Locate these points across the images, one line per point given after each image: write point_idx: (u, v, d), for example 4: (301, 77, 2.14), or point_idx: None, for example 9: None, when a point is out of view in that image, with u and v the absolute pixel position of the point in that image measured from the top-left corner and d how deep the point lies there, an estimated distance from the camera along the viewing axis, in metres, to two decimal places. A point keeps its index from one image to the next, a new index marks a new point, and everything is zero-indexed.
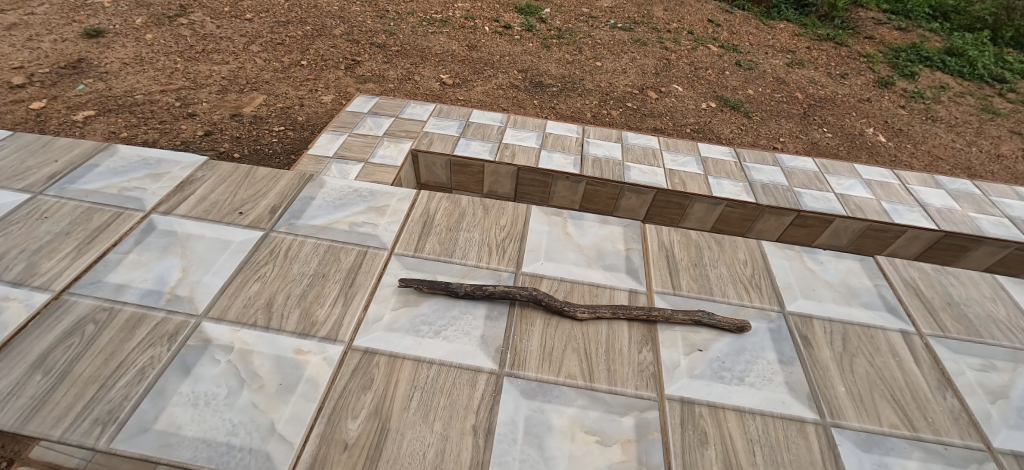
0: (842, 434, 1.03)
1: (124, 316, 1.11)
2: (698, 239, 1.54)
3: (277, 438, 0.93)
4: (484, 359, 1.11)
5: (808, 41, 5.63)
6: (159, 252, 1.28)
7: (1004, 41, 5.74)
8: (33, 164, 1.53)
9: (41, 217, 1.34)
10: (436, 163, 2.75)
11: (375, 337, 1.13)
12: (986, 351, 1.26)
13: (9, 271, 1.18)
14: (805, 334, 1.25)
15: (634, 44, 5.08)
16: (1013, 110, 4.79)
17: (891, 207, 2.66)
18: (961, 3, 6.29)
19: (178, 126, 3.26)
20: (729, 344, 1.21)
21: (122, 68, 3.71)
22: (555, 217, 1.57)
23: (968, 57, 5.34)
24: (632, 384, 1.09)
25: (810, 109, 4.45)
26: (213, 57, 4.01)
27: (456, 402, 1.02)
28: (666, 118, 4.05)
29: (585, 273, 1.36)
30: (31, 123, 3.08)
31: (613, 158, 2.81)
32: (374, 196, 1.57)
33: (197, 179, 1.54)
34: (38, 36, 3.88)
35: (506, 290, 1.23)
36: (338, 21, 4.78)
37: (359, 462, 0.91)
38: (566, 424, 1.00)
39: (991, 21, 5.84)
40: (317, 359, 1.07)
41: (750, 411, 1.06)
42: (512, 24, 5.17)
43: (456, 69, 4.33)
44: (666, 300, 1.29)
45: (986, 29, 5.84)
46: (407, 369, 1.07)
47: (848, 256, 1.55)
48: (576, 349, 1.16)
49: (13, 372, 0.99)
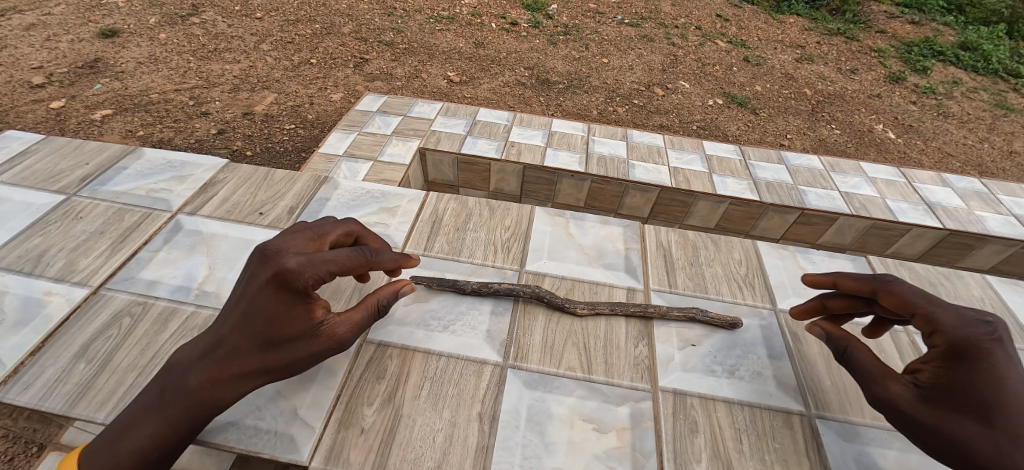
0: (826, 425, 1.10)
1: (157, 310, 1.21)
2: (695, 238, 1.60)
3: (300, 422, 1.01)
4: (489, 352, 1.18)
5: (817, 36, 5.62)
6: (185, 251, 1.37)
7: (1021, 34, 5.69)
8: (65, 166, 1.63)
9: (75, 217, 1.44)
10: (444, 161, 2.83)
11: (388, 331, 1.21)
12: None
13: (50, 268, 1.29)
14: (795, 330, 1.31)
15: (641, 40, 5.10)
16: None
17: (895, 205, 2.70)
18: None
19: (193, 124, 3.36)
20: (722, 340, 1.27)
21: (137, 68, 3.82)
22: (558, 218, 1.64)
23: (981, 52, 5.31)
24: (628, 376, 1.16)
25: (818, 106, 4.46)
26: (225, 56, 4.11)
27: (463, 391, 1.10)
28: (672, 115, 4.09)
29: (586, 271, 1.43)
30: (50, 123, 3.20)
31: (618, 156, 2.86)
32: (386, 197, 1.66)
33: (219, 181, 1.63)
34: (56, 37, 4.01)
35: (510, 288, 1.31)
36: (346, 19, 4.86)
37: (375, 446, 0.99)
38: (566, 413, 1.08)
39: (1007, 14, 5.79)
40: (335, 351, 1.15)
41: (739, 402, 1.13)
42: (519, 20, 5.21)
43: (463, 66, 4.39)
44: (663, 298, 1.36)
45: (1001, 22, 5.80)
46: (418, 361, 1.15)
47: (841, 255, 1.60)
48: (576, 344, 1.23)
49: (59, 360, 1.09)
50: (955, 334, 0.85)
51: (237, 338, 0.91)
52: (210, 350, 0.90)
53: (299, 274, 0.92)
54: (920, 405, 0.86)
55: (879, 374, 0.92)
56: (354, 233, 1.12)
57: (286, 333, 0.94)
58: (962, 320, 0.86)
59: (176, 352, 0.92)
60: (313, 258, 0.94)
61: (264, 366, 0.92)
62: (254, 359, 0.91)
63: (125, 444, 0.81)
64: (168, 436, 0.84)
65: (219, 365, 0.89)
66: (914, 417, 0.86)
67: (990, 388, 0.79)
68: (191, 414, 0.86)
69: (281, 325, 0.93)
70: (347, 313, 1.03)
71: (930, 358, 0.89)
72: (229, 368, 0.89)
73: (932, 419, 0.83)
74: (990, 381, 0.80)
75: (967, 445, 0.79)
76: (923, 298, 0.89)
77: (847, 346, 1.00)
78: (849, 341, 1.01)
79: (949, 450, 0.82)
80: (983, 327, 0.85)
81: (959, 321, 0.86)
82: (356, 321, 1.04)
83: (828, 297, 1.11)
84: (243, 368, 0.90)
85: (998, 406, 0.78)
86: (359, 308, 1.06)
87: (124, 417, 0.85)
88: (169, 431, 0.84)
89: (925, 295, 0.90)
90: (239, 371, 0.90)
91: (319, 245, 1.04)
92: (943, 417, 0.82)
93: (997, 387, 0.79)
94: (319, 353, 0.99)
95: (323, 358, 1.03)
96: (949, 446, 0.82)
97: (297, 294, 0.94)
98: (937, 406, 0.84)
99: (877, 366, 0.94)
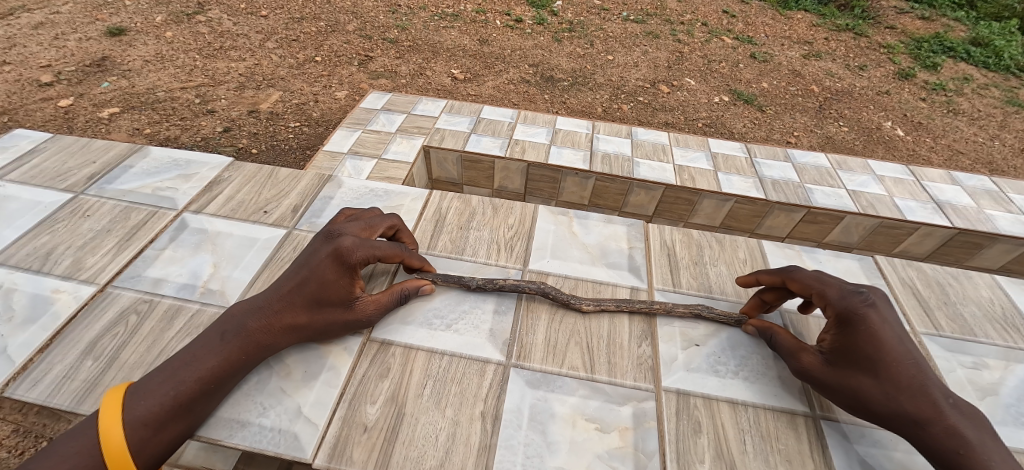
0: (831, 426, 1.09)
1: (163, 307, 1.22)
2: (699, 238, 1.59)
3: (304, 420, 1.02)
4: (492, 351, 1.19)
5: (826, 31, 5.56)
6: (191, 249, 1.37)
7: None
8: (73, 165, 1.64)
9: (83, 216, 1.45)
10: (448, 159, 2.83)
11: (391, 329, 1.21)
12: (979, 349, 1.30)
13: (59, 266, 1.30)
14: (800, 330, 1.30)
15: (646, 37, 5.07)
16: None
17: (904, 204, 2.67)
18: None
19: (199, 122, 3.38)
20: (726, 339, 1.26)
21: (144, 66, 3.84)
22: (561, 217, 1.64)
23: (993, 48, 5.24)
24: (631, 376, 1.16)
25: (826, 103, 4.41)
26: (230, 54, 4.13)
27: (465, 390, 1.10)
28: (678, 112, 4.06)
29: (589, 271, 1.42)
30: (59, 121, 3.23)
31: (623, 154, 2.85)
32: (389, 196, 1.66)
33: (224, 179, 1.63)
34: (64, 35, 4.04)
35: (515, 284, 1.31)
36: (351, 17, 4.87)
37: (377, 444, 1.00)
38: (568, 412, 1.08)
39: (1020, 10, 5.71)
40: (338, 349, 1.15)
41: (742, 403, 1.12)
42: (524, 17, 5.19)
43: (467, 64, 4.38)
44: (666, 298, 1.36)
45: (1014, 18, 5.72)
46: (421, 360, 1.15)
47: (846, 255, 1.58)
48: (579, 343, 1.23)
49: (67, 357, 1.11)
50: (838, 303, 1.05)
51: (291, 297, 1.08)
52: (267, 306, 1.07)
53: (352, 258, 1.11)
54: (827, 369, 1.03)
55: (794, 349, 1.11)
56: (396, 227, 1.30)
57: (329, 303, 1.10)
58: (843, 293, 1.07)
59: (237, 305, 1.09)
60: (365, 250, 1.12)
61: (307, 326, 1.09)
62: (302, 316, 1.09)
63: (190, 372, 0.97)
64: (223, 371, 1.00)
65: (274, 318, 1.07)
66: (823, 378, 1.04)
67: (870, 345, 0.98)
68: (243, 354, 1.03)
69: (328, 295, 1.10)
70: (379, 299, 1.18)
71: (830, 327, 1.08)
72: (281, 322, 1.07)
73: (833, 376, 1.02)
74: (869, 339, 0.98)
75: (862, 396, 0.97)
76: (812, 279, 1.10)
77: (771, 331, 1.19)
78: (774, 328, 1.19)
79: (856, 403, 0.99)
80: (861, 296, 1.04)
81: (840, 294, 1.06)
82: (384, 306, 1.18)
83: (763, 291, 1.24)
84: (292, 323, 1.08)
85: (880, 361, 0.96)
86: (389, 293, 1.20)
87: (185, 352, 1.00)
88: (223, 368, 1.00)
89: (815, 276, 1.11)
90: (289, 324, 1.07)
91: (372, 234, 1.22)
92: (843, 376, 1.01)
93: (877, 342, 0.98)
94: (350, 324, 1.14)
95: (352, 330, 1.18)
96: (849, 399, 1.00)
97: (342, 272, 1.10)
98: (838, 368, 1.02)
99: (794, 343, 1.12)
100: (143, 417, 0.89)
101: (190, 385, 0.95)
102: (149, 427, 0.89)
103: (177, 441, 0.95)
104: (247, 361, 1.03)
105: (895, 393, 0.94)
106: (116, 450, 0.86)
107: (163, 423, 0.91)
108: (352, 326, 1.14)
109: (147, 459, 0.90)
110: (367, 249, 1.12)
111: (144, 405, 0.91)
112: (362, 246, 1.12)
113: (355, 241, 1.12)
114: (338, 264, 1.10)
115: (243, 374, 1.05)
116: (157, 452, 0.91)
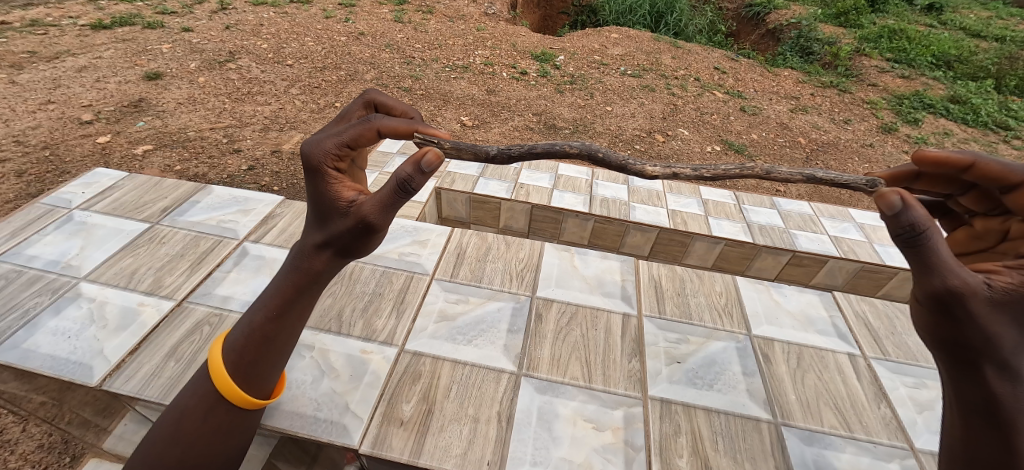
0: (790, 431, 1.30)
1: (231, 320, 1.45)
2: (682, 273, 1.85)
3: (351, 414, 1.24)
4: (506, 362, 1.41)
5: (812, 88, 6.06)
6: (253, 272, 1.63)
7: (1009, 89, 6.15)
8: (147, 199, 1.93)
9: (159, 242, 1.72)
10: (457, 199, 3.09)
11: (421, 343, 1.44)
12: (920, 372, 1.52)
13: (142, 283, 1.55)
14: (765, 352, 1.53)
15: (642, 90, 5.54)
16: (1018, 156, 5.04)
17: (882, 249, 2.94)
18: (963, 54, 6.80)
19: (225, 161, 3.70)
20: (703, 358, 1.49)
21: (177, 108, 4.23)
22: (564, 253, 1.90)
23: (971, 105, 5.70)
24: (622, 386, 1.38)
25: (812, 154, 4.79)
26: (257, 99, 4.54)
27: (484, 394, 1.32)
28: (672, 160, 4.41)
29: (589, 298, 1.67)
30: (96, 156, 3.55)
31: (620, 199, 3.15)
32: (417, 231, 1.93)
33: (277, 214, 1.91)
34: (105, 78, 4.47)
35: (550, 147, 1.30)
36: (370, 67, 5.35)
37: (412, 434, 1.21)
38: (570, 413, 1.29)
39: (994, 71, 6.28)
40: (378, 358, 1.39)
41: (716, 410, 1.34)
42: (528, 70, 5.68)
43: (475, 112, 4.79)
44: (653, 323, 1.59)
45: (989, 78, 6.28)
46: (447, 368, 1.38)
47: (809, 290, 1.82)
48: (579, 357, 1.46)
49: (155, 358, 1.33)
50: None
51: (309, 222, 1.12)
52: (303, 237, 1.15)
53: (312, 161, 1.06)
54: (989, 308, 0.86)
55: (949, 263, 0.85)
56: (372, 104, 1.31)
57: (331, 213, 1.06)
58: None
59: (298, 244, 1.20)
60: (324, 145, 1.07)
61: (324, 243, 1.08)
62: (318, 234, 1.09)
63: (259, 305, 1.12)
64: (282, 298, 1.09)
65: (305, 245, 1.11)
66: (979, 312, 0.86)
67: None
68: (296, 281, 1.10)
69: (324, 208, 1.07)
70: (373, 195, 1.02)
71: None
72: (307, 245, 1.10)
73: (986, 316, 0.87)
74: None
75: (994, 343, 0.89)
76: None
77: (930, 229, 0.84)
78: (933, 224, 0.84)
79: (973, 343, 0.90)
80: None
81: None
82: (379, 200, 1.00)
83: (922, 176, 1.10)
84: (313, 244, 1.09)
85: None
86: (383, 187, 1.00)
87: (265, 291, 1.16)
88: (280, 296, 1.09)
89: None
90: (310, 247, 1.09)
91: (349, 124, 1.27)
92: (997, 320, 0.87)
93: None
94: (355, 229, 1.03)
95: (373, 238, 1.07)
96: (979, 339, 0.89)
97: (318, 180, 1.06)
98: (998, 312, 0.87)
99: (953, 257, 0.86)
100: (233, 344, 1.08)
101: (261, 315, 1.09)
102: (236, 352, 1.07)
103: (263, 366, 1.08)
104: (299, 286, 1.09)
105: (1016, 349, 0.91)
106: (218, 372, 1.06)
107: (245, 348, 1.07)
108: (356, 230, 1.03)
109: (242, 379, 1.07)
110: (325, 145, 1.06)
111: (234, 336, 1.09)
112: (325, 147, 1.07)
113: (311, 143, 1.07)
114: (309, 175, 1.07)
115: (307, 301, 1.12)
116: (245, 375, 1.07)
